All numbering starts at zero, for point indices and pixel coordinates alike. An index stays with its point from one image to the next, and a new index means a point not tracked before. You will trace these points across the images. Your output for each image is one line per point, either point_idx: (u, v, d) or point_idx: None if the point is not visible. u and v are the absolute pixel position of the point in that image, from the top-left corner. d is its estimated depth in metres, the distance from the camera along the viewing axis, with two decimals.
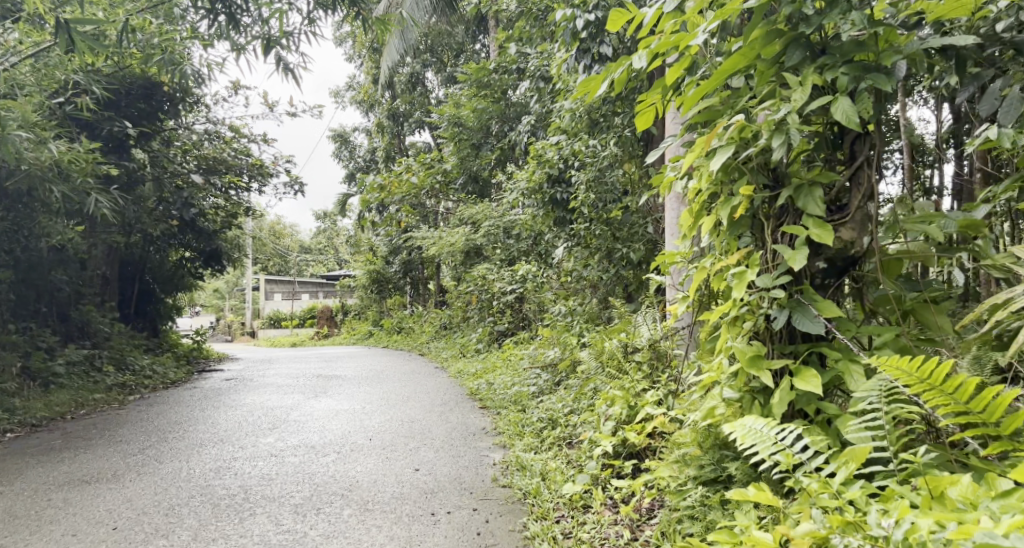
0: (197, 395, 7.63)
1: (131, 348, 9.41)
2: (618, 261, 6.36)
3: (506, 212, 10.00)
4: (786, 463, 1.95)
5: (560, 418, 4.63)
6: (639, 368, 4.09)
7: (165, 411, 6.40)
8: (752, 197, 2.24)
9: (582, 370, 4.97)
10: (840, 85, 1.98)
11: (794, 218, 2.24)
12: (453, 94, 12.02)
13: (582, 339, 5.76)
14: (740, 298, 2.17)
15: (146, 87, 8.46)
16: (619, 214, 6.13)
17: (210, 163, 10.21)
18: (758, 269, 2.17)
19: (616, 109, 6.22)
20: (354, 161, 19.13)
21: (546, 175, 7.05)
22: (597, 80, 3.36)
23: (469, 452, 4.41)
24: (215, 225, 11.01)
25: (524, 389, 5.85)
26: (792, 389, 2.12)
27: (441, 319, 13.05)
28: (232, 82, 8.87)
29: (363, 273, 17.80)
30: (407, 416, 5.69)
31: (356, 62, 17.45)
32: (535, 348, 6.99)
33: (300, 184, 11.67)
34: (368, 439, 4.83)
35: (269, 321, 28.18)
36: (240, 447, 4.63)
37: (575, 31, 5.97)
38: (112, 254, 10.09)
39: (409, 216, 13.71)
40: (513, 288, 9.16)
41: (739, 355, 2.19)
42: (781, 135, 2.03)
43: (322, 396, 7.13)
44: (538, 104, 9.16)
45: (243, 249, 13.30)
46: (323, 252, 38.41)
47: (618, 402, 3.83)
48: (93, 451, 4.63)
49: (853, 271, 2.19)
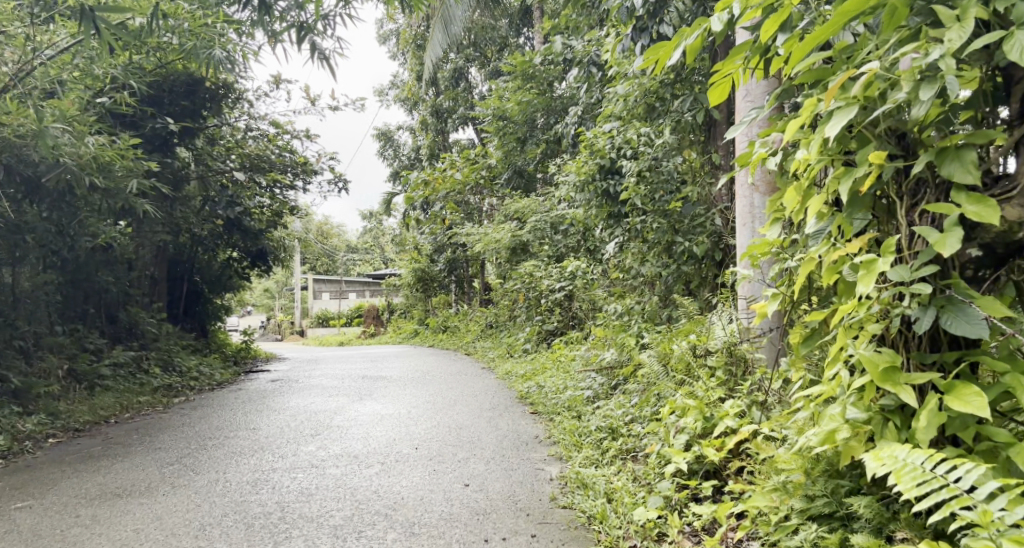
0: (241, 397, 7.42)
1: (178, 349, 9.29)
2: (679, 257, 5.72)
3: (554, 207, 9.63)
4: (981, 522, 1.47)
5: (622, 428, 4.21)
6: (712, 374, 3.67)
7: (208, 415, 6.18)
8: (882, 170, 1.82)
9: (643, 375, 4.56)
10: (1016, 15, 1.52)
11: (936, 195, 1.80)
12: (498, 88, 11.68)
13: (642, 341, 5.33)
14: (871, 295, 1.74)
15: (189, 84, 8.31)
16: (678, 205, 5.64)
17: (252, 161, 10.01)
18: (892, 258, 1.74)
19: (675, 92, 5.84)
20: (398, 160, 18.97)
21: (598, 165, 6.62)
22: (668, 48, 2.91)
23: (523, 465, 4.02)
24: (261, 224, 10.88)
25: (579, 394, 5.43)
26: (942, 410, 1.67)
27: (487, 318, 12.72)
28: (274, 76, 8.68)
29: (407, 271, 17.65)
30: (454, 422, 5.35)
31: (399, 60, 17.28)
32: (588, 349, 6.58)
33: (344, 181, 11.49)
34: (413, 448, 4.49)
35: (317, 320, 28.24)
36: (280, 457, 4.33)
37: (630, 9, 5.55)
38: (160, 255, 10.00)
39: (453, 213, 13.45)
40: (562, 285, 8.78)
41: (868, 367, 1.76)
42: (932, 84, 1.60)
43: (366, 399, 6.83)
44: (587, 94, 8.75)
45: (289, 249, 13.20)
46: (370, 252, 38.57)
47: (691, 412, 3.40)
48: (130, 459, 4.39)
49: (1015, 261, 1.74)
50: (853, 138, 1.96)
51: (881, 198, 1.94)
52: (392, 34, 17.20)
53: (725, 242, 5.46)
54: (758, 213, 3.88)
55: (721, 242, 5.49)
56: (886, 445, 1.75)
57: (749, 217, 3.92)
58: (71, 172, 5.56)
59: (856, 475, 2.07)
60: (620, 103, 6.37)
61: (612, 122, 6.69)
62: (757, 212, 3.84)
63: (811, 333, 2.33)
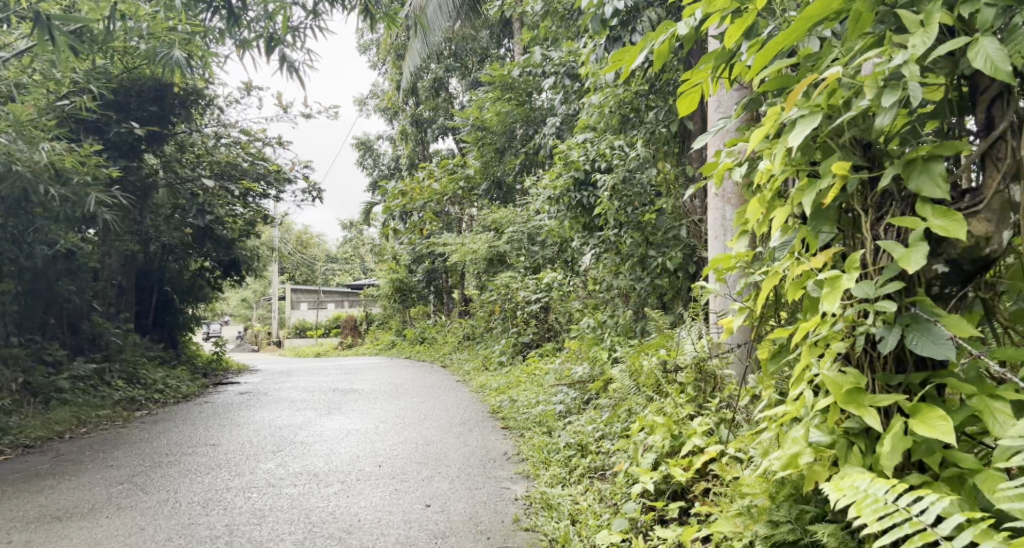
0: (206, 411, 7.22)
1: (144, 361, 9.04)
2: (652, 270, 5.64)
3: (531, 218, 9.55)
4: None
5: (591, 445, 4.11)
6: (682, 390, 3.57)
7: (169, 430, 5.98)
8: (847, 181, 1.75)
9: (614, 390, 4.45)
10: (982, 20, 1.44)
11: (902, 207, 1.73)
12: (476, 98, 11.60)
13: (614, 355, 5.23)
14: (834, 312, 1.65)
15: (157, 89, 8.13)
16: (652, 216, 5.57)
17: (223, 168, 9.83)
18: (856, 273, 1.66)
19: (649, 102, 5.78)
20: (377, 169, 18.83)
21: (573, 177, 6.53)
22: (634, 52, 2.83)
23: (488, 484, 3.89)
24: (234, 233, 10.69)
25: (550, 409, 5.32)
26: (908, 433, 1.58)
27: (463, 329, 12.58)
28: (245, 83, 8.52)
29: (385, 282, 17.46)
30: (422, 438, 5.21)
31: (379, 69, 17.18)
32: (562, 362, 6.47)
33: (318, 190, 11.34)
34: (377, 466, 4.35)
35: (294, 330, 27.89)
36: (237, 475, 4.17)
37: (604, 18, 5.48)
38: (127, 264, 9.76)
39: (432, 224, 13.33)
40: (538, 297, 8.67)
41: (832, 388, 1.67)
42: (897, 90, 1.52)
43: (335, 413, 6.67)
44: (564, 105, 8.70)
45: (263, 259, 12.99)
46: (349, 262, 38.27)
47: (659, 430, 3.30)
48: (79, 478, 4.20)
49: (983, 278, 1.66)
50: (817, 148, 1.88)
51: (846, 211, 1.86)
52: (372, 43, 17.09)
53: (698, 255, 5.39)
54: (730, 226, 3.81)
55: (695, 255, 5.42)
56: (850, 471, 1.65)
57: (720, 230, 3.85)
58: (26, 180, 5.36)
59: (821, 501, 1.98)
60: (595, 114, 6.30)
61: (587, 133, 6.62)
62: (728, 224, 3.78)
63: (779, 350, 2.26)
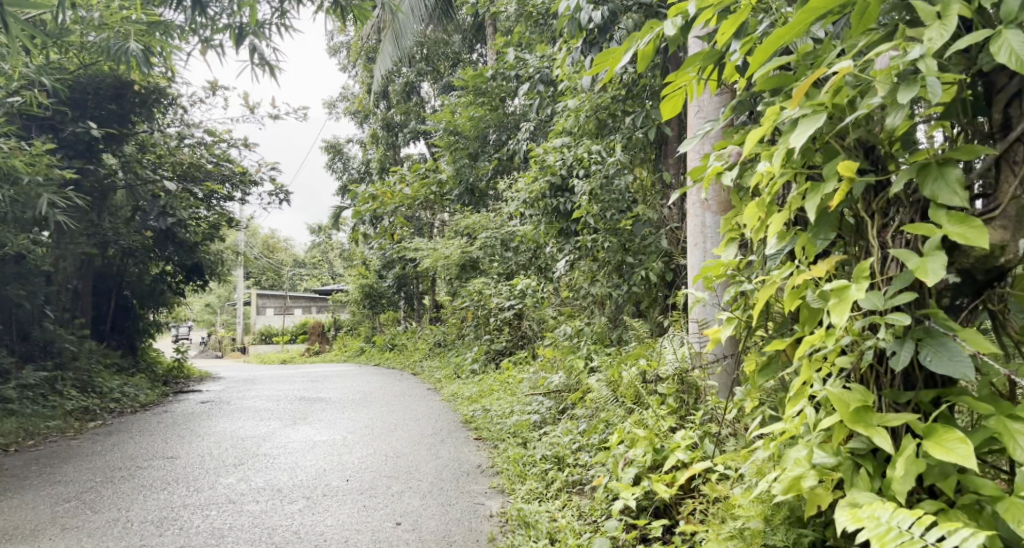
0: (165, 421, 6.93)
1: (100, 368, 8.69)
2: (629, 278, 5.53)
3: (505, 223, 9.40)
4: None
5: (568, 458, 3.97)
6: (663, 402, 3.47)
7: (124, 441, 5.70)
8: (852, 185, 1.64)
9: (592, 400, 4.33)
10: (1006, 12, 1.35)
11: (911, 213, 1.62)
12: (449, 102, 11.46)
13: (591, 364, 5.11)
14: (843, 325, 1.54)
15: (117, 87, 7.86)
16: (629, 223, 5.48)
17: (185, 169, 9.49)
18: (865, 283, 1.55)
19: (627, 108, 5.71)
20: (347, 173, 18.54)
21: (549, 183, 6.42)
22: (618, 51, 2.71)
23: (462, 499, 3.73)
24: (197, 236, 10.37)
25: (524, 419, 5.17)
26: (921, 456, 1.47)
27: (434, 336, 12.37)
28: (210, 81, 8.27)
29: (354, 287, 17.15)
30: (392, 450, 5.02)
31: (350, 72, 16.94)
32: (536, 371, 6.33)
33: (285, 193, 11.07)
34: (344, 480, 4.16)
35: (260, 336, 27.37)
36: (195, 491, 3.94)
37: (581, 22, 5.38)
38: (84, 268, 9.39)
39: (403, 229, 13.11)
40: (511, 304, 8.49)
41: (838, 406, 1.56)
42: (914, 85, 1.41)
43: (300, 424, 6.45)
44: (539, 111, 8.60)
45: (228, 263, 12.64)
46: (318, 266, 37.72)
47: (640, 443, 3.19)
48: (22, 495, 3.93)
49: (994, 289, 1.57)
50: (818, 150, 1.79)
51: (848, 217, 1.77)
52: (342, 46, 16.86)
53: (675, 262, 5.30)
54: (709, 232, 3.72)
55: (673, 262, 5.33)
56: (859, 496, 1.54)
57: (700, 237, 3.76)
58: None
59: (819, 524, 1.87)
60: (571, 119, 6.20)
61: (563, 138, 6.52)
62: (710, 231, 3.69)
63: (768, 363, 2.24)
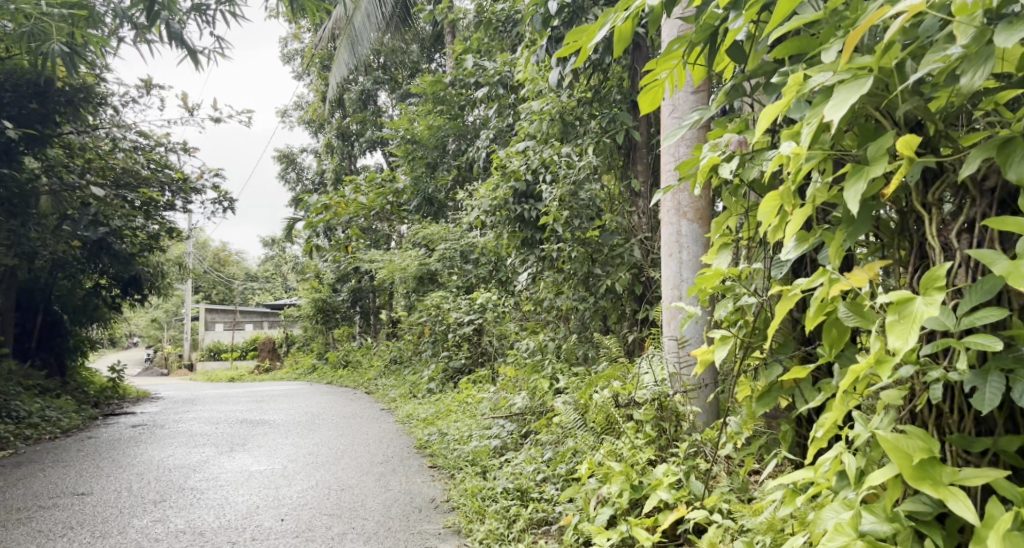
0: (87, 449, 6.29)
1: (19, 390, 7.97)
2: (596, 290, 5.15)
3: (465, 233, 9.00)
4: None
5: (532, 491, 3.58)
6: (639, 430, 3.07)
7: (33, 474, 5.10)
8: (906, 168, 1.29)
9: (558, 425, 3.93)
10: None
11: (979, 209, 1.29)
12: (408, 110, 11.06)
13: (557, 385, 4.71)
14: (907, 352, 1.17)
15: (38, 84, 7.33)
16: (596, 233, 5.12)
17: (117, 175, 8.70)
18: (933, 297, 1.20)
19: (592, 111, 5.42)
20: (301, 184, 17.91)
21: (512, 188, 6.02)
22: (591, 28, 2.33)
23: (412, 543, 3.27)
24: (134, 247, 9.71)
25: (483, 445, 4.71)
26: (1015, 527, 1.11)
27: (390, 352, 11.79)
28: (144, 80, 7.72)
29: (307, 302, 16.45)
30: (336, 482, 4.53)
31: (305, 80, 16.41)
32: (496, 390, 5.90)
33: (229, 200, 10.46)
34: (278, 520, 3.67)
35: (208, 352, 26.13)
36: (99, 538, 3.42)
37: (547, 18, 5.05)
38: (6, 280, 8.67)
39: (359, 241, 12.55)
40: (470, 318, 7.97)
41: (896, 459, 1.18)
42: (1015, 26, 1.09)
43: (237, 450, 5.89)
44: (500, 118, 8.26)
45: (170, 275, 11.92)
46: (271, 281, 36.59)
47: (615, 478, 2.78)
48: None
49: None
50: (847, 130, 1.44)
51: (887, 215, 1.45)
52: (297, 54, 16.32)
53: (645, 274, 5.01)
54: (687, 242, 3.37)
55: (642, 274, 5.04)
56: None
57: (676, 247, 3.41)
58: None
59: None
60: (535, 123, 5.86)
61: (526, 142, 6.17)
62: (687, 240, 3.35)
63: (766, 390, 2.05)
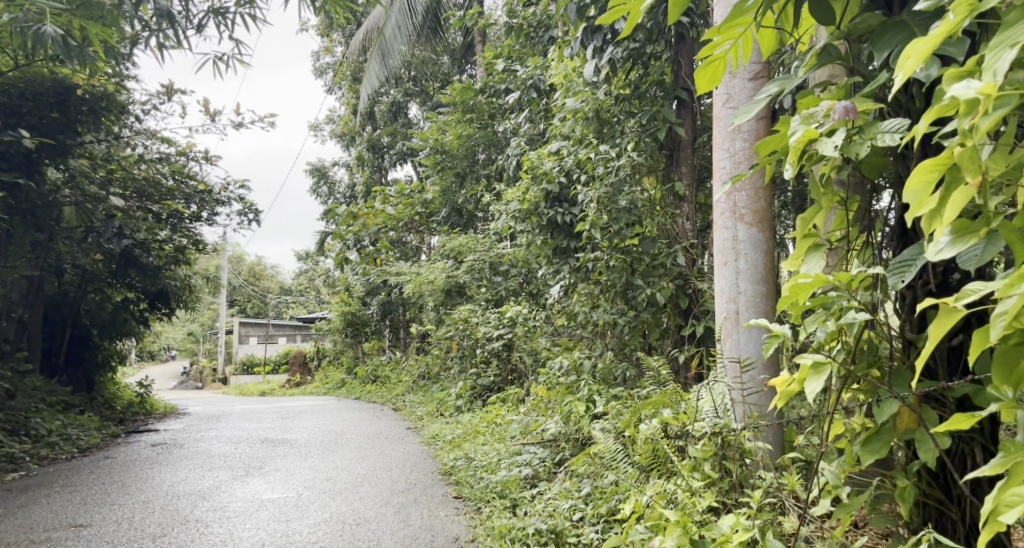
0: (98, 471, 5.98)
1: (40, 407, 7.74)
2: (637, 304, 4.67)
3: (495, 244, 8.58)
4: None
5: (568, 534, 3.11)
6: (696, 468, 2.58)
7: (35, 502, 4.77)
8: None
9: (599, 454, 3.45)
10: None
11: None
12: (436, 119, 10.73)
13: (595, 409, 4.23)
14: None
15: (58, 93, 7.13)
16: (636, 240, 4.66)
17: (141, 186, 8.38)
18: None
19: (631, 109, 4.98)
20: (332, 197, 17.68)
21: (544, 192, 5.61)
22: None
23: None
24: (160, 260, 9.49)
25: (512, 473, 4.26)
26: None
27: (419, 368, 11.38)
28: (165, 86, 7.49)
29: (336, 315, 16.18)
30: (352, 515, 4.11)
31: (336, 93, 16.22)
32: (528, 411, 5.44)
33: (255, 211, 10.21)
34: None
35: (241, 366, 26.05)
36: None
37: (581, 7, 4.62)
38: (29, 293, 8.49)
39: (388, 253, 12.20)
40: (500, 333, 7.53)
41: None
42: None
43: (252, 475, 5.51)
44: (533, 124, 7.83)
45: (198, 288, 11.71)
46: (304, 294, 36.59)
47: (669, 529, 2.29)
48: None
49: None
50: None
51: None
52: (329, 67, 16.13)
53: (691, 286, 4.53)
54: (744, 249, 2.89)
55: (688, 286, 4.57)
56: None
57: (731, 254, 2.93)
58: None
59: None
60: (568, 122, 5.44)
61: (560, 143, 5.75)
62: (745, 246, 2.88)
63: (874, 434, 1.62)
